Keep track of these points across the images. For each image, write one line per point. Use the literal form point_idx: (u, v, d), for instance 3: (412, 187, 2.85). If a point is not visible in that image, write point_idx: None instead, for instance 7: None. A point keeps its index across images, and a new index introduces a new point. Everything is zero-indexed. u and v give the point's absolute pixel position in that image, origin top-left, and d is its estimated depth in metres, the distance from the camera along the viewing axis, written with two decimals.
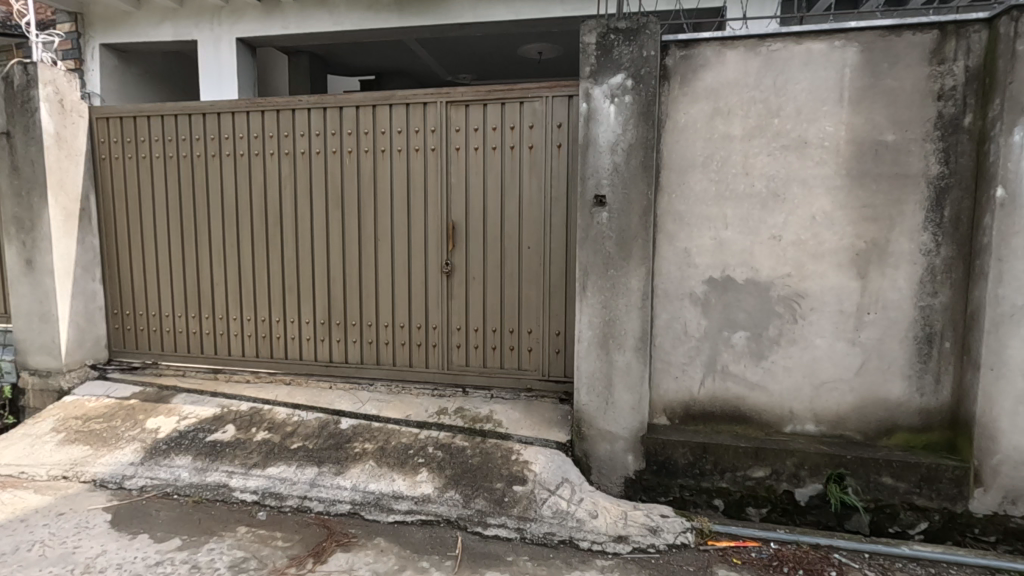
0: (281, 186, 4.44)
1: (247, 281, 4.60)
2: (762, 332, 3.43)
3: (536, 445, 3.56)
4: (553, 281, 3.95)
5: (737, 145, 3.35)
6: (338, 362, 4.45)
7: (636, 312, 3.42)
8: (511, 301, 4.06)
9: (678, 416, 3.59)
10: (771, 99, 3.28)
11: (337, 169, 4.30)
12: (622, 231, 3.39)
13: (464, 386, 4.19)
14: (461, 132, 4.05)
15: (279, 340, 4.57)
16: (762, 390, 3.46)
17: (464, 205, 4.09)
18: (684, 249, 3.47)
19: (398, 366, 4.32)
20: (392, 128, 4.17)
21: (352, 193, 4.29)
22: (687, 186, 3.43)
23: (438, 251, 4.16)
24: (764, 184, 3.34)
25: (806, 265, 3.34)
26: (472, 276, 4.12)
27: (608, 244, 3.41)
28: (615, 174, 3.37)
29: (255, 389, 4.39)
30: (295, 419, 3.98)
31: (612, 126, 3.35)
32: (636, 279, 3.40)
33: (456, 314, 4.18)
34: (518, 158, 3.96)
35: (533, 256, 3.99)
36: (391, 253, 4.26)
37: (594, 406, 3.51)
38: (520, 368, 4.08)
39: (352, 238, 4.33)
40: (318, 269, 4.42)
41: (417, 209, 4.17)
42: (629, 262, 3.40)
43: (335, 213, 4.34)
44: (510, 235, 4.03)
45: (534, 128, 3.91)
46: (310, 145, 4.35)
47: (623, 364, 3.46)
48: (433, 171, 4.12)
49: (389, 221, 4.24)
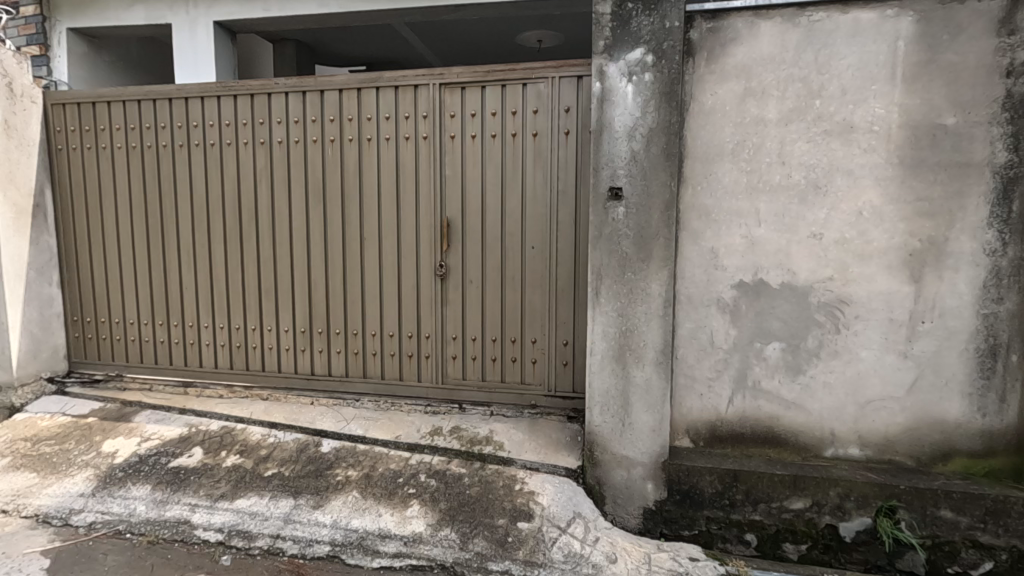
0: (256, 179, 3.99)
1: (219, 286, 4.15)
2: (800, 344, 3.02)
3: (543, 472, 3.15)
4: (559, 286, 3.53)
5: (772, 130, 2.94)
6: (321, 375, 4.01)
7: (657, 321, 3.00)
8: (513, 307, 3.63)
9: (703, 438, 3.18)
10: (811, 78, 2.87)
11: (318, 160, 3.86)
12: (641, 229, 2.96)
13: (461, 402, 3.76)
14: (457, 118, 3.61)
15: (255, 351, 4.13)
16: (799, 409, 3.05)
17: (460, 201, 3.66)
18: (710, 250, 3.06)
19: (387, 380, 3.89)
20: (379, 114, 3.73)
21: (335, 187, 3.85)
22: (714, 178, 3.02)
23: (431, 252, 3.73)
24: (803, 175, 2.93)
25: (851, 267, 2.92)
26: (469, 279, 3.69)
27: (625, 245, 2.99)
28: (633, 164, 2.94)
29: (228, 406, 3.95)
30: (271, 441, 3.54)
31: (630, 108, 2.92)
32: (657, 284, 2.98)
33: (451, 322, 3.74)
34: (521, 148, 3.53)
35: (537, 257, 3.56)
36: (378, 255, 3.83)
37: (608, 427, 3.09)
38: (523, 383, 3.65)
39: (335, 238, 3.89)
40: (298, 272, 3.98)
41: (408, 204, 3.74)
42: (649, 264, 2.98)
43: (316, 209, 3.90)
44: (512, 233, 3.60)
45: (539, 114, 3.48)
46: (288, 133, 3.90)
47: (642, 381, 3.04)
48: (425, 162, 3.68)
49: (376, 219, 3.80)
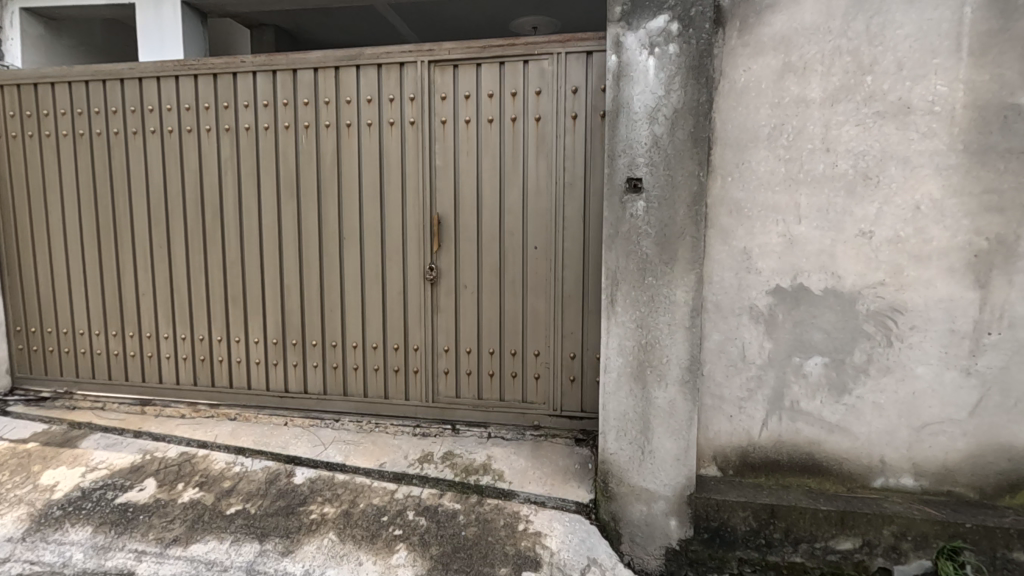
0: (221, 170, 3.51)
1: (180, 292, 3.67)
2: (845, 359, 2.62)
3: (550, 508, 2.74)
4: (566, 292, 3.11)
5: (814, 112, 2.54)
6: (296, 392, 3.56)
7: (682, 333, 2.58)
8: (514, 316, 3.21)
9: (733, 466, 2.78)
10: (861, 51, 2.47)
11: (291, 149, 3.39)
12: (664, 226, 2.55)
13: (454, 423, 3.33)
14: (448, 101, 3.17)
15: (221, 366, 3.66)
16: (844, 433, 2.66)
17: (452, 195, 3.22)
18: (742, 251, 2.66)
19: (371, 397, 3.44)
20: (360, 96, 3.28)
21: (309, 180, 3.39)
22: (747, 167, 2.61)
23: (419, 253, 3.29)
24: (851, 164, 2.53)
25: (906, 270, 2.53)
26: (463, 283, 3.25)
27: (645, 245, 2.57)
28: (655, 150, 2.53)
29: (190, 428, 3.48)
30: (237, 470, 3.09)
31: (651, 85, 2.51)
32: (682, 291, 2.56)
33: (443, 333, 3.31)
34: (522, 134, 3.10)
35: (541, 259, 3.14)
36: (360, 256, 3.38)
37: (625, 455, 2.69)
38: (525, 402, 3.23)
39: (311, 238, 3.43)
40: (269, 277, 3.52)
41: (393, 200, 3.29)
42: (673, 267, 2.56)
43: (289, 205, 3.43)
44: (512, 232, 3.17)
45: (542, 95, 3.06)
46: (256, 118, 3.43)
47: (665, 402, 2.62)
48: (413, 152, 3.24)
49: (357, 216, 3.35)
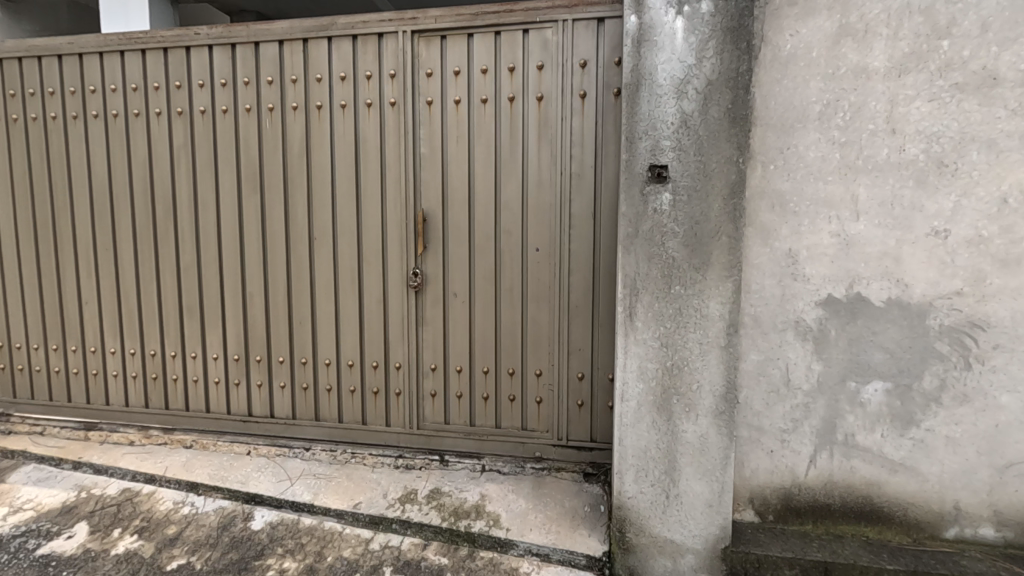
0: (173, 160, 3.03)
1: (128, 301, 3.18)
2: (911, 385, 2.17)
3: (555, 562, 2.27)
4: (572, 301, 2.66)
5: (877, 85, 2.09)
6: (260, 416, 3.09)
7: (716, 354, 2.13)
8: (511, 329, 2.75)
9: (774, 511, 2.32)
10: (936, 10, 2.02)
11: (253, 135, 2.92)
12: (694, 223, 2.10)
13: (442, 453, 2.87)
14: (435, 78, 2.71)
15: (175, 385, 3.18)
16: (909, 474, 2.21)
17: (439, 188, 2.76)
18: (787, 254, 2.20)
19: (347, 423, 2.98)
20: (332, 73, 2.81)
21: (274, 171, 2.92)
22: (794, 153, 2.16)
23: (402, 256, 2.82)
24: (922, 148, 2.08)
25: (989, 277, 2.08)
26: (453, 291, 2.79)
27: (671, 247, 2.12)
28: (684, 131, 2.07)
29: (138, 458, 3.01)
30: (185, 513, 2.62)
31: (679, 52, 2.05)
32: (716, 303, 2.11)
33: (429, 350, 2.85)
34: (521, 115, 2.64)
35: (543, 262, 2.68)
36: (333, 260, 2.91)
37: (645, 500, 2.24)
38: (525, 430, 2.77)
39: (277, 238, 2.96)
40: (229, 283, 3.04)
41: (371, 194, 2.83)
42: (705, 274, 2.10)
43: (251, 200, 2.96)
44: (510, 232, 2.71)
45: (544, 71, 2.60)
46: (213, 99, 2.95)
47: (694, 437, 2.17)
48: (394, 138, 2.78)
49: (330, 213, 2.89)
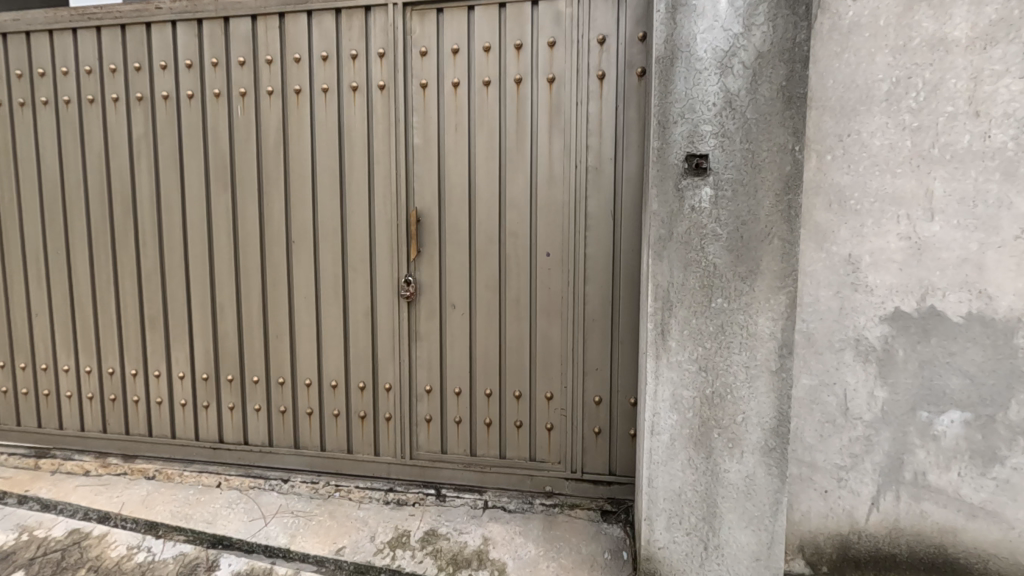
0: (132, 153, 2.66)
1: (83, 312, 2.81)
2: (995, 415, 1.83)
3: None
4: (588, 314, 2.32)
5: (958, 60, 1.75)
6: (232, 443, 2.72)
7: (765, 380, 1.79)
8: (518, 345, 2.39)
9: (828, 562, 1.98)
10: None
11: (223, 124, 2.56)
12: (740, 223, 1.76)
13: (439, 487, 2.52)
14: (431, 57, 2.37)
15: (136, 408, 2.81)
16: (992, 521, 1.86)
17: (436, 184, 2.41)
18: (847, 260, 1.86)
19: (330, 451, 2.62)
20: (313, 53, 2.46)
21: (247, 164, 2.56)
22: (856, 141, 1.83)
23: (392, 262, 2.47)
24: (1011, 133, 1.74)
25: None
26: (450, 301, 2.44)
27: (712, 253, 1.78)
28: (728, 114, 1.74)
29: (91, 492, 2.63)
30: (139, 560, 2.24)
31: (723, 19, 1.71)
32: (765, 319, 1.77)
33: (423, 369, 2.49)
34: (528, 100, 2.30)
35: (554, 269, 2.33)
36: (315, 267, 2.56)
37: (680, 551, 1.90)
38: (533, 460, 2.42)
39: (251, 242, 2.60)
40: (197, 292, 2.68)
41: (358, 191, 2.48)
42: (753, 284, 1.77)
43: (221, 198, 2.60)
44: (516, 234, 2.35)
45: (556, 48, 2.26)
46: (177, 83, 2.59)
47: (739, 479, 1.83)
48: (383, 126, 2.43)
49: (310, 213, 2.53)
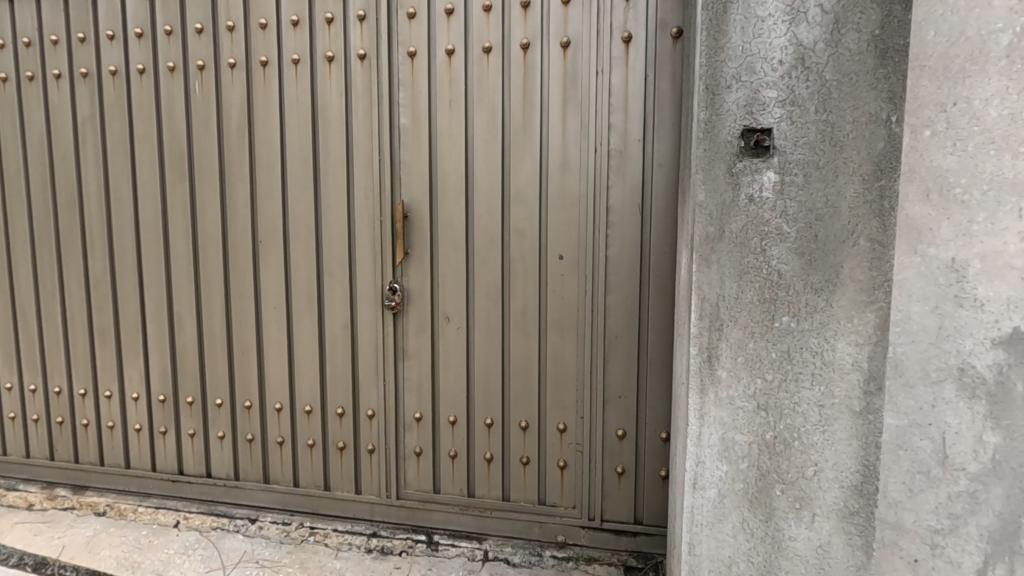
0: (77, 138, 2.29)
1: (26, 322, 2.45)
2: None
3: None
4: (609, 330, 1.91)
5: None
6: (194, 475, 2.35)
7: (845, 423, 1.37)
8: (525, 366, 1.99)
9: None
10: None
11: (179, 104, 2.18)
12: (814, 219, 1.34)
13: (432, 532, 2.13)
14: (420, 19, 1.97)
15: (86, 433, 2.44)
16: None
17: (426, 173, 2.01)
18: (950, 246, 1.27)
19: (305, 487, 2.24)
20: (281, 17, 2.07)
21: (207, 150, 2.18)
22: (977, 79, 1.22)
23: (376, 265, 2.08)
24: None
25: None
26: (444, 313, 2.04)
27: (776, 257, 1.37)
28: (799, 75, 1.32)
29: (27, 532, 2.26)
30: None
31: None
32: (846, 344, 1.35)
33: (412, 394, 2.10)
34: (537, 70, 1.89)
35: (568, 275, 1.93)
36: (285, 271, 2.17)
37: None
38: (542, 504, 2.02)
39: (212, 242, 2.22)
40: (152, 300, 2.30)
41: (335, 182, 2.09)
42: (830, 298, 1.35)
43: (178, 191, 2.23)
44: (522, 232, 1.95)
45: (572, 5, 1.84)
46: (126, 55, 2.21)
47: (809, 549, 1.41)
48: (364, 104, 2.04)
49: (280, 208, 2.14)
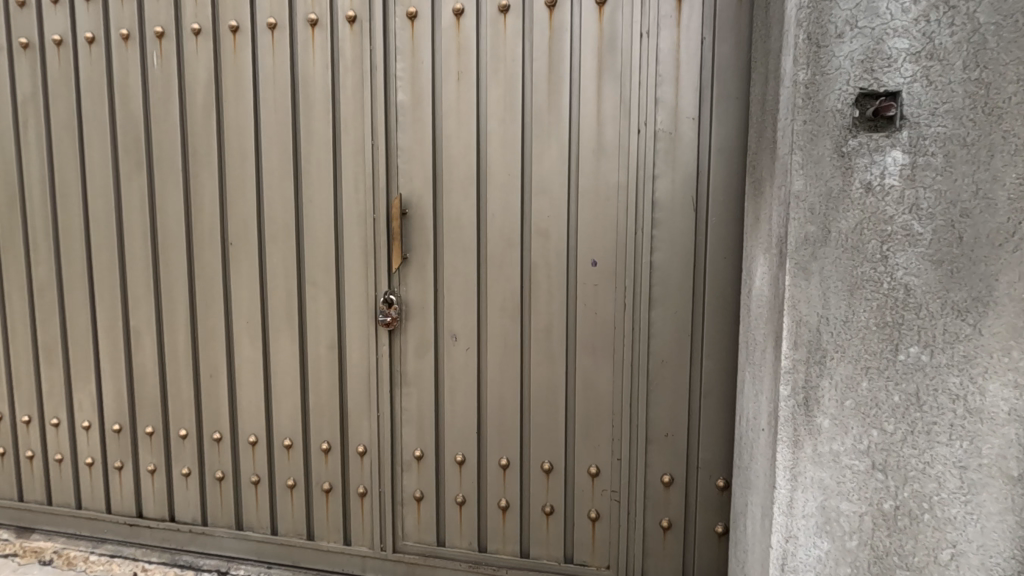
0: (17, 121, 1.94)
1: None
2: None
3: None
4: (654, 352, 1.56)
5: None
6: (155, 519, 1.99)
7: (997, 492, 1.01)
8: (549, 395, 1.63)
9: None
10: None
11: (134, 78, 1.83)
12: (957, 214, 0.99)
13: None
14: None
15: (30, 466, 2.08)
16: None
17: (429, 160, 1.66)
18: None
19: (285, 535, 1.88)
20: None
21: (167, 134, 1.83)
22: None
23: (367, 273, 1.73)
24: None
25: None
26: (450, 330, 1.69)
27: (903, 267, 1.01)
28: (941, 17, 0.96)
29: None
30: None
31: None
32: (1000, 386, 0.99)
33: (411, 427, 1.74)
34: (566, 32, 1.54)
35: (603, 285, 1.57)
36: (261, 279, 1.82)
37: None
38: (570, 562, 1.67)
39: (174, 244, 1.87)
40: (105, 312, 1.95)
41: (319, 172, 1.73)
42: (978, 323, 0.99)
43: (134, 183, 1.87)
44: (546, 233, 1.59)
45: None
46: (73, 22, 1.86)
47: None
48: (354, 77, 1.69)
49: (253, 204, 1.79)
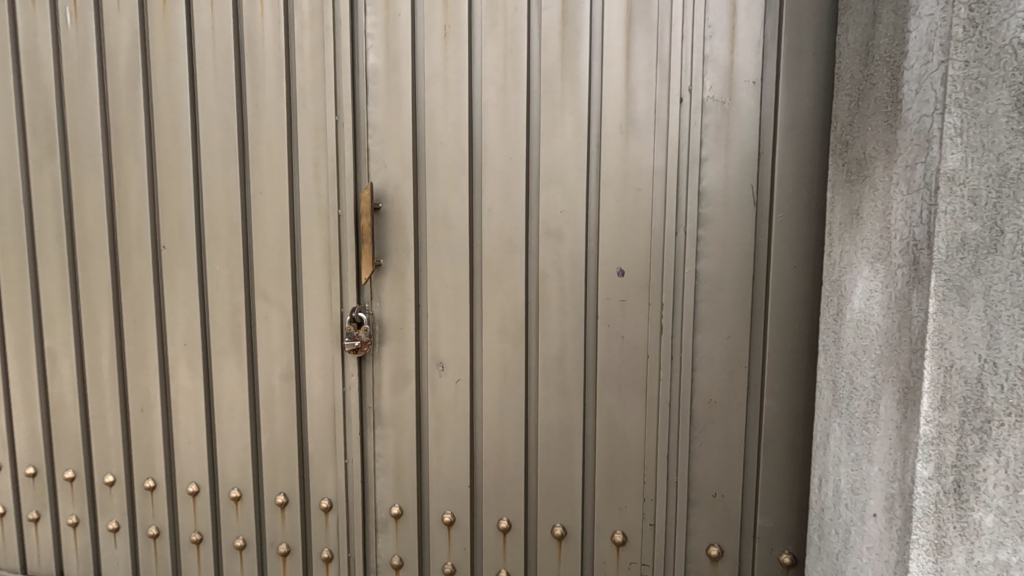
0: None
1: None
2: None
3: None
4: (700, 388, 1.20)
5: None
6: None
7: None
8: (561, 441, 1.28)
9: None
10: None
11: (44, 42, 1.47)
12: None
13: None
14: None
15: None
16: None
17: (408, 141, 1.30)
18: None
19: None
20: None
21: (84, 110, 1.47)
22: None
23: (331, 284, 1.36)
24: None
25: None
26: (435, 357, 1.33)
27: None
28: None
29: None
30: None
31: None
32: None
33: (387, 478, 1.38)
34: None
35: (633, 302, 1.21)
36: (201, 291, 1.46)
37: None
38: None
39: (95, 248, 1.51)
40: (15, 331, 1.59)
41: (270, 156, 1.37)
42: None
43: (45, 172, 1.51)
44: (557, 233, 1.24)
45: None
46: None
47: None
48: (313, 36, 1.32)
49: (191, 199, 1.43)
